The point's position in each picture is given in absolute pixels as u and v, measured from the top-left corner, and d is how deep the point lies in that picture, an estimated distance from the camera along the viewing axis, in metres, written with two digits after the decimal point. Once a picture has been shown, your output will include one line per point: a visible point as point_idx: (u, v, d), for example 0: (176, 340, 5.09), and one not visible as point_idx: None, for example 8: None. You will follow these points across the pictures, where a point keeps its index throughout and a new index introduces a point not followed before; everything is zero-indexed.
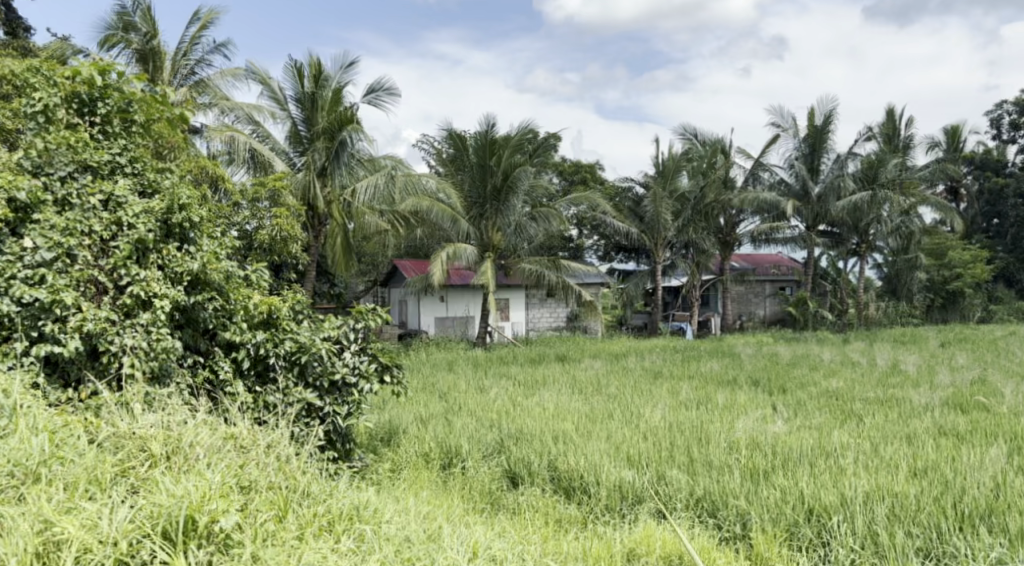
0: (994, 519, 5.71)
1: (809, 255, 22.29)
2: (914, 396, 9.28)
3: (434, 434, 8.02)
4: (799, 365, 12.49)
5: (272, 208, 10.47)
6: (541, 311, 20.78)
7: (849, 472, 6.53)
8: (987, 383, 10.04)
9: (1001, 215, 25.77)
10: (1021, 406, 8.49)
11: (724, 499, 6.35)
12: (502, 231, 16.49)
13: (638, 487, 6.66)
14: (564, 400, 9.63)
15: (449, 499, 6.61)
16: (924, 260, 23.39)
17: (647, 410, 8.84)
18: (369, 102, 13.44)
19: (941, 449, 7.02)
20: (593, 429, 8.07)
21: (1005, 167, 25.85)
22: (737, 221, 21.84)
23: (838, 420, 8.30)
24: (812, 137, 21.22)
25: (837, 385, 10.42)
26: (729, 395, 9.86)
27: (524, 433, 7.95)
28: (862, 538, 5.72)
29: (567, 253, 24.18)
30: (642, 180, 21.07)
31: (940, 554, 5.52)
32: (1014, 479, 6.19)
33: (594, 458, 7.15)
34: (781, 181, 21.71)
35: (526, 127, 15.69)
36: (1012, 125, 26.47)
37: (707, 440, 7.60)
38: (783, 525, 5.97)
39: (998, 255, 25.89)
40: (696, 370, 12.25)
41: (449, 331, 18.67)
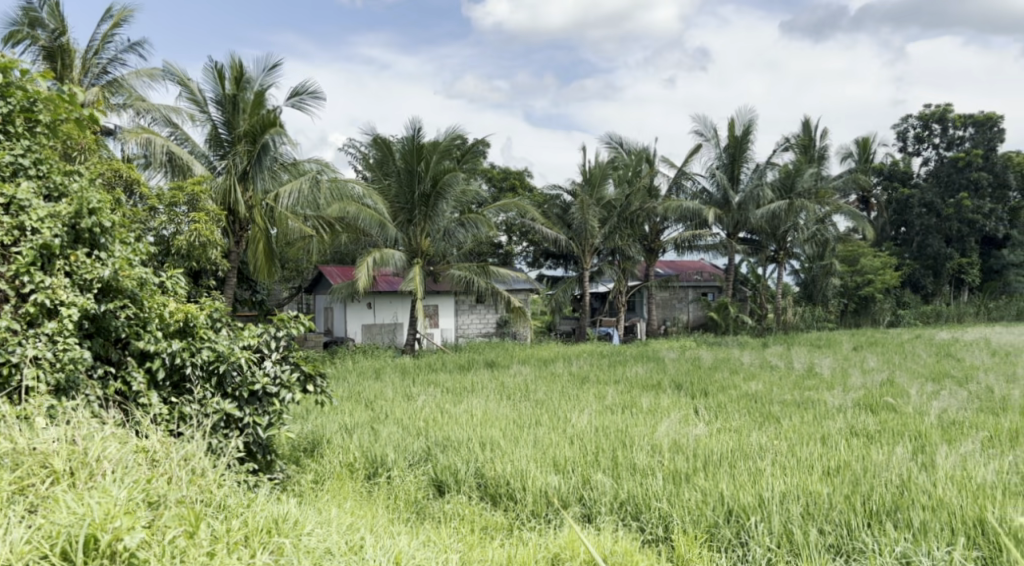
0: (900, 514, 5.91)
1: (730, 262, 22.84)
2: (828, 398, 9.58)
3: (359, 443, 7.94)
4: (721, 369, 12.78)
5: (190, 213, 10.23)
6: (471, 318, 20.77)
7: (766, 472, 6.69)
8: (895, 384, 10.44)
9: (908, 223, 26.85)
10: (925, 405, 8.85)
11: (646, 501, 6.45)
12: (431, 237, 16.44)
13: (563, 492, 6.71)
14: (492, 405, 9.66)
15: (373, 509, 6.56)
16: (838, 266, 24.22)
17: (574, 415, 8.91)
18: (292, 105, 13.23)
19: (852, 449, 7.26)
20: (520, 435, 8.09)
21: (911, 178, 26.97)
22: (662, 229, 22.29)
23: (757, 422, 8.52)
24: (732, 147, 21.74)
25: (756, 388, 10.70)
26: (653, 399, 10.02)
27: (451, 441, 7.93)
28: (778, 537, 5.87)
29: (496, 259, 24.24)
30: (569, 187, 21.26)
31: (850, 550, 5.71)
32: (919, 476, 6.42)
33: (520, 463, 7.17)
34: (704, 190, 22.21)
35: (454, 133, 15.70)
36: (917, 138, 27.62)
37: (630, 443, 7.71)
38: (704, 525, 6.10)
39: (906, 262, 26.97)
40: (622, 375, 12.40)
41: (377, 338, 18.48)
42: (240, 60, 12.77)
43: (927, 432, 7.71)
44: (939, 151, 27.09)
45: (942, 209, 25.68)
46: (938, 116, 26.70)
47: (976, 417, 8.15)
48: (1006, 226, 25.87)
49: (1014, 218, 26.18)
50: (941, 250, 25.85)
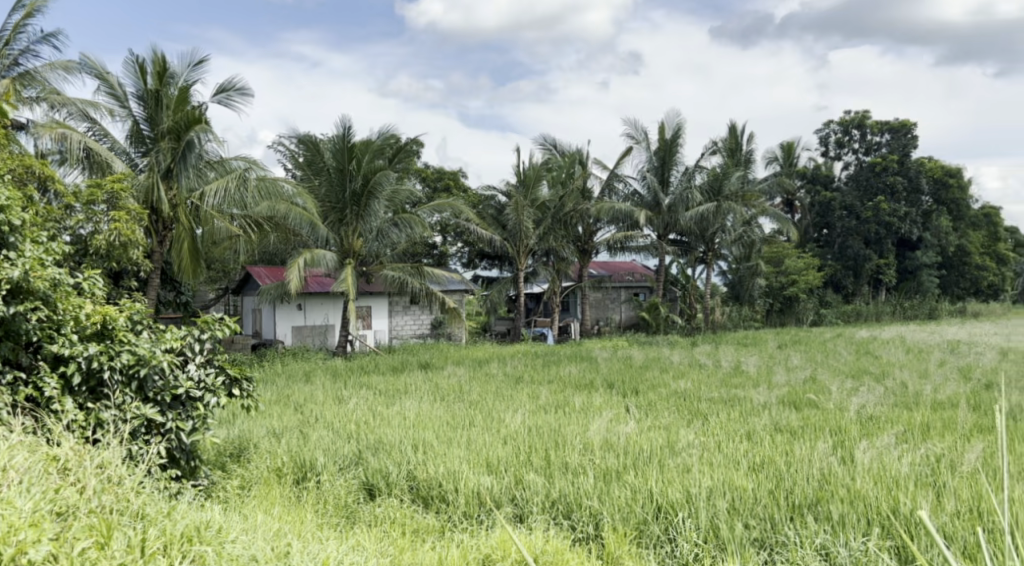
0: (821, 507, 6.07)
1: (660, 262, 23.18)
2: (754, 395, 9.79)
3: (287, 448, 7.80)
4: (652, 368, 12.95)
5: (110, 211, 9.91)
6: (404, 319, 20.61)
7: (694, 470, 6.79)
8: (817, 381, 10.72)
9: (830, 225, 27.69)
10: (845, 401, 9.11)
11: (578, 500, 6.49)
12: (363, 237, 16.26)
13: (496, 493, 6.71)
14: (426, 407, 9.61)
15: (302, 514, 6.46)
16: (764, 267, 24.80)
17: (507, 415, 8.92)
18: (219, 102, 12.93)
19: (777, 445, 7.43)
20: (453, 436, 8.06)
21: (832, 182, 27.87)
22: (595, 230, 22.51)
23: (685, 420, 8.64)
24: (662, 150, 22.13)
25: (685, 386, 10.90)
26: (586, 398, 10.09)
27: (384, 443, 7.86)
28: (705, 532, 5.98)
29: (431, 260, 24.12)
30: (504, 188, 21.31)
31: (774, 543, 5.84)
32: (839, 470, 6.59)
33: (453, 465, 7.15)
34: (635, 192, 22.51)
35: (385, 132, 15.59)
36: (838, 143, 28.47)
37: (563, 442, 7.75)
38: (633, 523, 6.17)
39: (828, 263, 27.77)
40: (556, 375, 12.46)
41: (308, 340, 18.21)
42: (163, 54, 12.44)
43: (847, 427, 7.94)
44: (858, 155, 27.98)
45: (861, 211, 26.52)
46: (858, 122, 27.59)
47: (891, 412, 8.44)
48: (919, 228, 26.88)
49: (928, 220, 27.19)
50: (860, 251, 26.68)
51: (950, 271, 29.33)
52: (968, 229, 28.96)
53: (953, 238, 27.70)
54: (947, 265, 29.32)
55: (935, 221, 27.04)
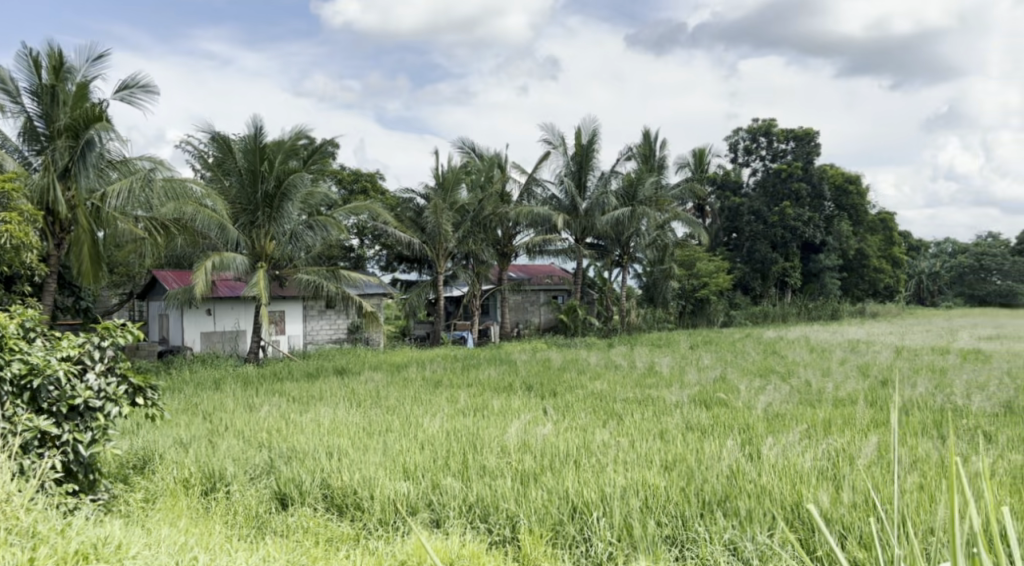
0: (729, 504, 6.21)
1: (578, 266, 23.41)
2: (667, 395, 9.96)
3: (195, 458, 7.56)
4: (569, 369, 13.08)
5: (1, 213, 9.44)
6: (320, 324, 20.26)
7: (609, 469, 6.87)
8: (727, 381, 10.94)
9: (739, 230, 28.54)
10: (753, 400, 9.35)
11: (495, 503, 6.48)
12: (276, 240, 15.91)
13: (412, 498, 6.64)
14: (341, 413, 9.44)
15: (209, 526, 6.28)
16: (677, 270, 25.27)
17: (425, 420, 8.84)
18: (121, 99, 12.47)
19: (688, 443, 7.58)
20: (369, 442, 7.94)
21: (741, 188, 29.03)
22: (514, 234, 22.61)
23: (601, 420, 8.76)
24: (579, 155, 22.41)
25: (602, 387, 11.03)
26: (504, 401, 10.11)
27: (297, 451, 7.70)
28: (618, 530, 6.05)
29: (348, 263, 23.80)
30: (422, 191, 21.21)
31: (684, 540, 5.95)
32: (748, 467, 6.74)
33: (368, 471, 7.05)
34: (553, 196, 22.70)
35: (298, 132, 15.30)
36: (746, 150, 29.31)
37: (481, 445, 7.73)
38: (549, 524, 6.20)
39: (737, 266, 28.51)
40: (474, 378, 12.44)
41: (218, 347, 17.71)
42: (60, 48, 11.94)
43: (754, 425, 8.15)
44: (765, 162, 28.86)
45: (768, 216, 27.34)
46: (765, 129, 28.46)
47: (796, 410, 8.68)
48: (822, 232, 27.87)
49: (830, 224, 28.23)
50: (767, 255, 27.48)
51: (850, 274, 30.52)
52: (867, 234, 30.14)
53: (853, 242, 28.82)
54: (848, 267, 30.49)
55: (836, 225, 28.09)
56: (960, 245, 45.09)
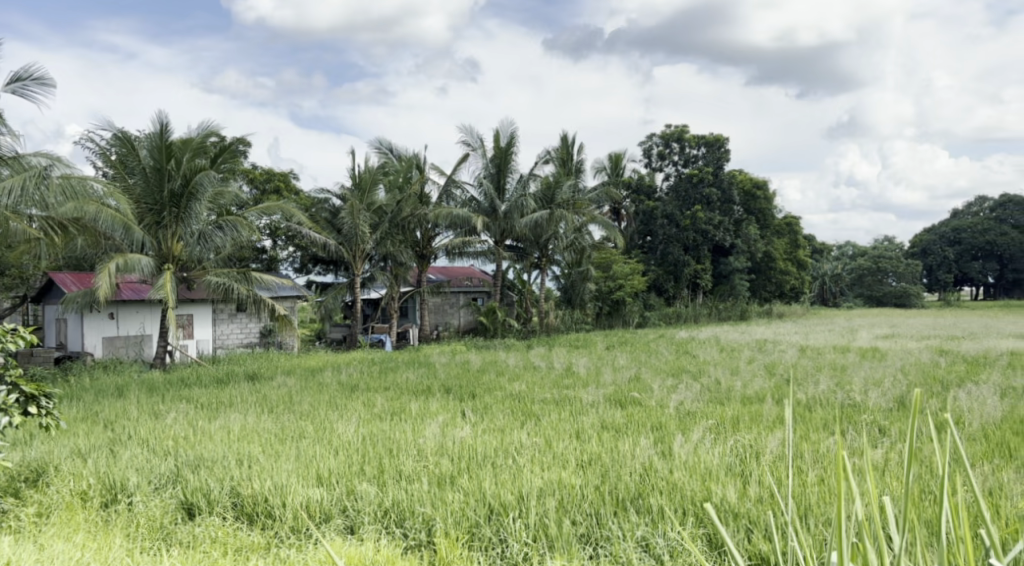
0: (641, 501, 6.29)
1: (497, 268, 23.44)
2: (583, 395, 10.04)
3: (94, 468, 7.24)
4: (488, 371, 13.07)
5: None
6: (230, 328, 19.75)
7: (525, 469, 6.88)
8: (642, 381, 11.10)
9: (653, 233, 29.04)
10: (666, 399, 9.48)
11: (411, 507, 6.41)
12: (184, 241, 15.40)
13: (326, 505, 6.50)
14: (252, 420, 9.16)
15: (108, 540, 6.03)
16: (595, 272, 25.53)
17: (339, 425, 8.67)
18: (12, 91, 11.87)
19: (604, 442, 7.64)
20: (281, 449, 7.74)
21: (655, 192, 29.61)
22: (433, 235, 22.49)
23: (519, 421, 8.76)
24: (497, 157, 22.48)
25: (520, 388, 11.04)
26: (422, 404, 9.99)
27: (205, 459, 7.45)
28: (534, 531, 6.04)
29: (261, 265, 23.23)
30: (338, 192, 20.92)
31: (598, 538, 5.99)
32: (660, 464, 6.84)
33: (280, 478, 6.87)
34: (472, 198, 22.66)
35: (206, 129, 14.87)
36: (659, 155, 29.89)
37: (397, 450, 7.62)
38: (466, 526, 6.15)
39: (651, 267, 28.94)
40: (392, 381, 12.28)
41: (121, 352, 17.04)
42: None
43: (666, 423, 8.27)
44: (678, 167, 29.48)
45: (680, 219, 27.90)
46: (677, 136, 29.06)
47: (707, 407, 8.87)
48: (731, 235, 28.64)
49: (739, 228, 29.06)
50: (680, 257, 28.02)
51: (759, 275, 31.29)
52: (774, 237, 31.12)
53: (761, 245, 29.71)
54: (756, 270, 31.23)
55: (745, 229, 28.94)
56: (861, 249, 47.02)
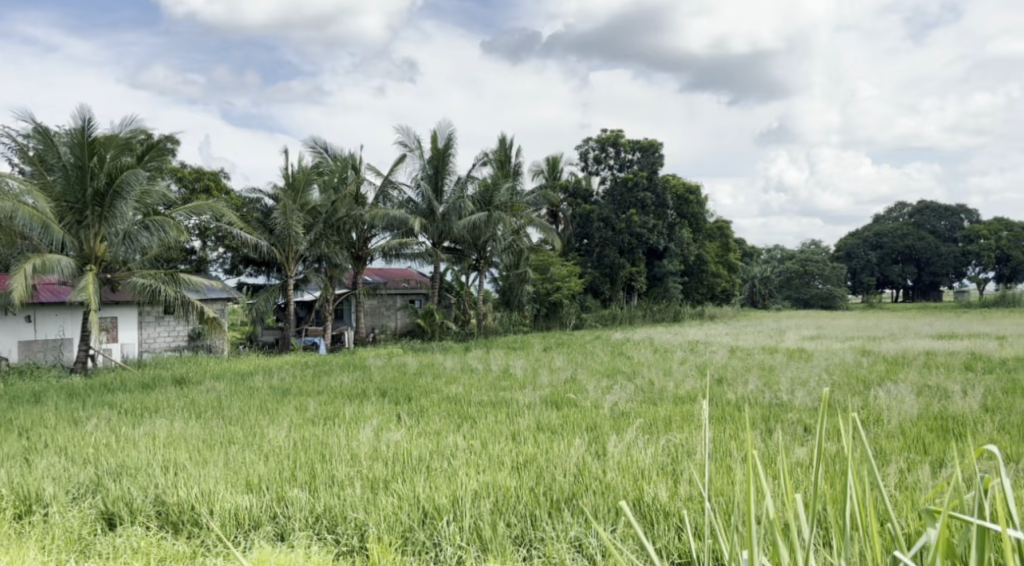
0: (575, 502, 6.28)
1: (435, 270, 23.30)
2: (519, 397, 10.01)
3: (8, 478, 6.93)
4: (424, 374, 12.94)
5: None
6: (156, 331, 19.21)
7: (460, 472, 6.81)
8: (577, 381, 11.16)
9: (589, 236, 29.23)
10: (600, 399, 9.54)
11: (344, 513, 6.29)
12: (108, 241, 14.88)
13: (255, 511, 6.34)
14: (179, 425, 8.89)
15: (22, 553, 5.78)
16: (532, 274, 25.55)
17: (270, 430, 8.47)
18: None
19: (539, 443, 7.63)
20: (209, 455, 7.52)
21: (591, 196, 29.81)
22: (369, 237, 22.25)
23: (454, 423, 8.69)
24: (435, 159, 22.37)
25: (457, 390, 10.96)
26: (356, 408, 9.84)
27: (128, 467, 7.20)
28: (468, 534, 5.98)
29: (189, 266, 22.64)
30: (271, 192, 20.54)
31: (532, 539, 5.95)
32: (594, 464, 6.85)
33: (207, 485, 6.67)
34: (409, 199, 22.48)
35: (131, 125, 14.44)
36: (595, 159, 30.12)
37: (329, 454, 7.46)
38: (399, 531, 6.06)
39: (587, 269, 29.09)
40: (325, 385, 12.06)
41: (39, 356, 16.42)
42: None
43: (600, 423, 8.31)
44: (613, 171, 29.75)
45: (616, 222, 28.15)
46: (612, 140, 29.32)
47: (640, 407, 8.95)
48: (665, 239, 29.04)
49: (672, 231, 29.47)
50: (616, 260, 28.26)
51: (691, 278, 31.77)
52: (705, 241, 31.69)
53: (693, 248, 30.21)
54: (688, 272, 31.72)
55: (678, 232, 29.37)
56: (789, 252, 48.21)
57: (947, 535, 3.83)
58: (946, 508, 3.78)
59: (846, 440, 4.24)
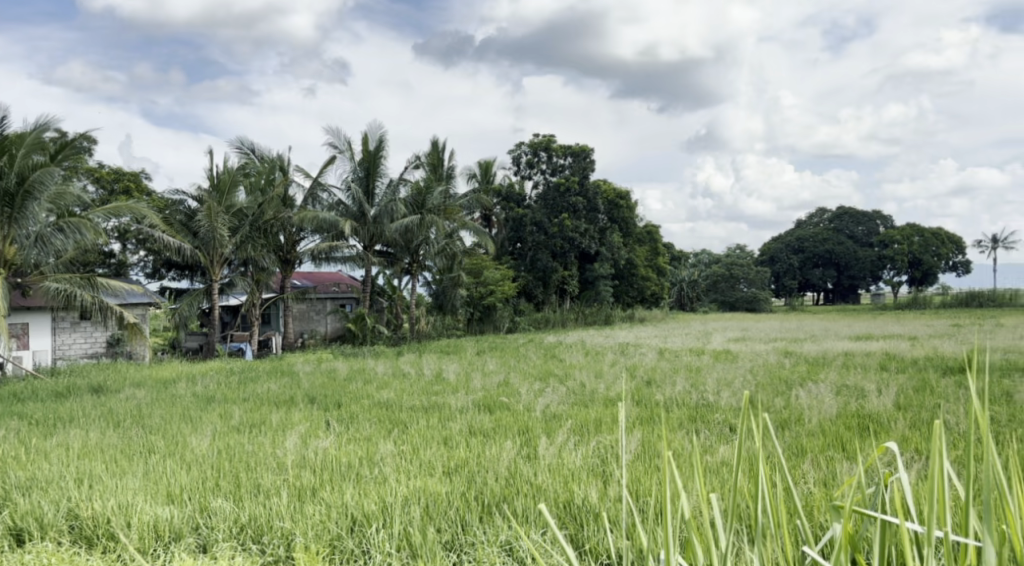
0: (506, 505, 6.24)
1: (366, 273, 23.04)
2: (451, 401, 9.93)
3: None
4: (355, 380, 12.70)
5: None
6: (73, 337, 18.56)
7: (391, 478, 6.72)
8: (510, 385, 11.13)
9: (522, 240, 29.29)
10: (532, 402, 9.52)
11: (269, 522, 6.13)
12: (20, 244, 14.26)
13: (176, 523, 6.13)
14: (95, 436, 8.55)
15: None
16: (466, 277, 25.43)
17: (192, 439, 8.22)
18: None
19: (471, 447, 7.57)
20: (126, 466, 7.25)
21: (524, 200, 29.94)
22: (298, 240, 21.94)
23: (385, 429, 8.57)
24: (366, 161, 22.17)
25: (388, 396, 10.80)
26: (284, 415, 9.61)
27: (38, 480, 6.89)
28: (397, 541, 5.88)
29: (108, 270, 21.91)
30: (194, 193, 20.04)
31: (462, 544, 5.88)
32: (525, 467, 6.82)
33: (125, 497, 6.43)
34: (340, 202, 22.19)
35: (43, 123, 13.90)
36: (528, 163, 30.23)
37: (255, 463, 7.26)
38: (327, 539, 5.92)
39: (520, 273, 29.07)
40: (252, 392, 11.77)
41: None
42: None
43: (532, 426, 8.30)
44: (545, 176, 29.94)
45: (548, 226, 28.24)
46: (544, 145, 29.51)
47: (572, 410, 8.98)
48: (596, 243, 29.31)
49: (603, 236, 29.78)
50: (548, 264, 28.34)
51: (621, 282, 32.11)
52: (635, 245, 32.10)
53: (624, 253, 30.55)
54: (619, 276, 32.04)
55: (609, 237, 29.68)
56: (717, 256, 49.25)
57: (851, 530, 3.91)
58: (850, 502, 3.87)
59: (761, 438, 4.31)
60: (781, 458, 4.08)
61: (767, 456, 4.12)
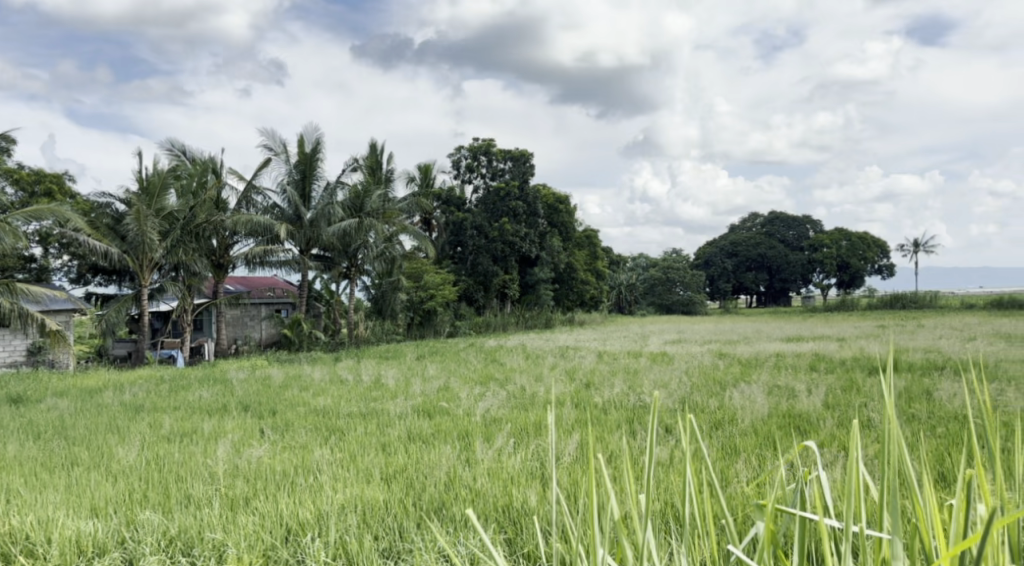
0: (444, 510, 6.16)
1: (303, 278, 22.66)
2: (390, 407, 9.80)
3: None
4: (291, 387, 12.44)
5: None
6: None
7: (327, 485, 6.58)
8: (450, 389, 11.05)
9: (462, 244, 29.16)
10: (472, 407, 9.45)
11: (199, 533, 5.94)
12: None
13: (100, 537, 5.89)
14: (14, 448, 8.19)
15: None
16: (405, 281, 25.17)
17: (119, 449, 7.93)
18: None
19: (408, 454, 7.46)
20: (48, 480, 6.94)
21: (464, 204, 29.85)
22: (231, 244, 21.50)
23: (322, 436, 8.40)
24: (302, 163, 21.85)
25: (325, 402, 10.60)
26: (215, 423, 9.34)
27: None
28: (333, 549, 5.74)
29: (29, 275, 21.14)
30: (122, 196, 19.48)
31: (400, 551, 5.77)
32: (464, 472, 6.75)
33: (45, 511, 6.17)
34: (275, 205, 21.81)
35: None
36: (468, 167, 30.17)
37: (186, 473, 7.04)
38: (260, 549, 5.75)
39: (461, 277, 28.84)
40: (182, 400, 11.43)
41: None
42: None
43: (471, 430, 8.23)
44: (486, 180, 29.94)
45: (489, 230, 28.12)
46: (484, 149, 29.49)
47: (511, 413, 8.95)
48: (536, 247, 29.36)
49: (543, 240, 29.85)
50: (489, 268, 28.16)
51: (561, 286, 32.21)
52: (574, 249, 32.30)
53: (563, 257, 30.65)
54: (559, 280, 32.12)
55: (549, 241, 29.75)
56: (654, 260, 49.89)
57: (775, 527, 3.96)
58: (774, 500, 3.92)
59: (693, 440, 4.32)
60: (710, 458, 4.10)
61: (699, 458, 4.13)
